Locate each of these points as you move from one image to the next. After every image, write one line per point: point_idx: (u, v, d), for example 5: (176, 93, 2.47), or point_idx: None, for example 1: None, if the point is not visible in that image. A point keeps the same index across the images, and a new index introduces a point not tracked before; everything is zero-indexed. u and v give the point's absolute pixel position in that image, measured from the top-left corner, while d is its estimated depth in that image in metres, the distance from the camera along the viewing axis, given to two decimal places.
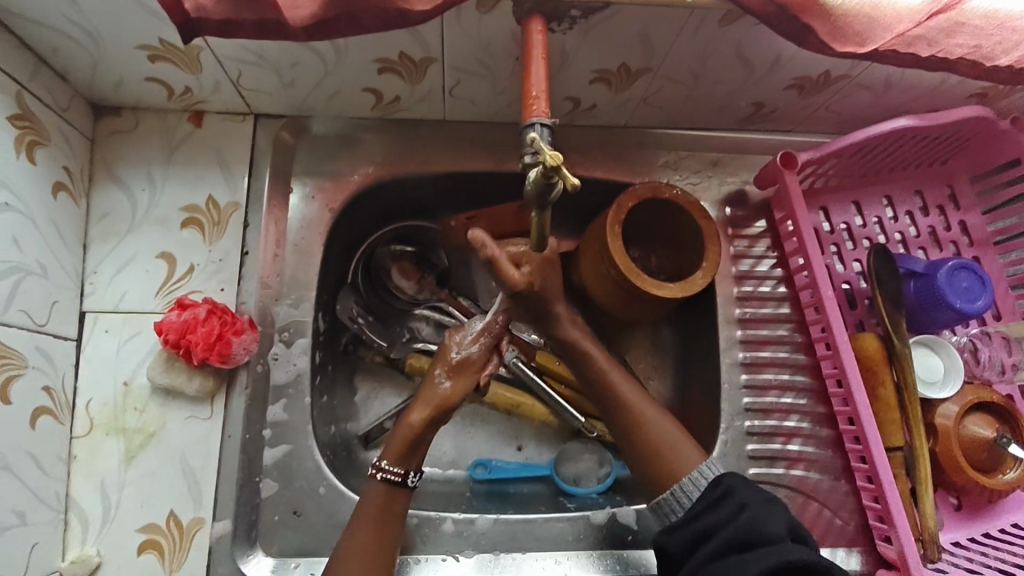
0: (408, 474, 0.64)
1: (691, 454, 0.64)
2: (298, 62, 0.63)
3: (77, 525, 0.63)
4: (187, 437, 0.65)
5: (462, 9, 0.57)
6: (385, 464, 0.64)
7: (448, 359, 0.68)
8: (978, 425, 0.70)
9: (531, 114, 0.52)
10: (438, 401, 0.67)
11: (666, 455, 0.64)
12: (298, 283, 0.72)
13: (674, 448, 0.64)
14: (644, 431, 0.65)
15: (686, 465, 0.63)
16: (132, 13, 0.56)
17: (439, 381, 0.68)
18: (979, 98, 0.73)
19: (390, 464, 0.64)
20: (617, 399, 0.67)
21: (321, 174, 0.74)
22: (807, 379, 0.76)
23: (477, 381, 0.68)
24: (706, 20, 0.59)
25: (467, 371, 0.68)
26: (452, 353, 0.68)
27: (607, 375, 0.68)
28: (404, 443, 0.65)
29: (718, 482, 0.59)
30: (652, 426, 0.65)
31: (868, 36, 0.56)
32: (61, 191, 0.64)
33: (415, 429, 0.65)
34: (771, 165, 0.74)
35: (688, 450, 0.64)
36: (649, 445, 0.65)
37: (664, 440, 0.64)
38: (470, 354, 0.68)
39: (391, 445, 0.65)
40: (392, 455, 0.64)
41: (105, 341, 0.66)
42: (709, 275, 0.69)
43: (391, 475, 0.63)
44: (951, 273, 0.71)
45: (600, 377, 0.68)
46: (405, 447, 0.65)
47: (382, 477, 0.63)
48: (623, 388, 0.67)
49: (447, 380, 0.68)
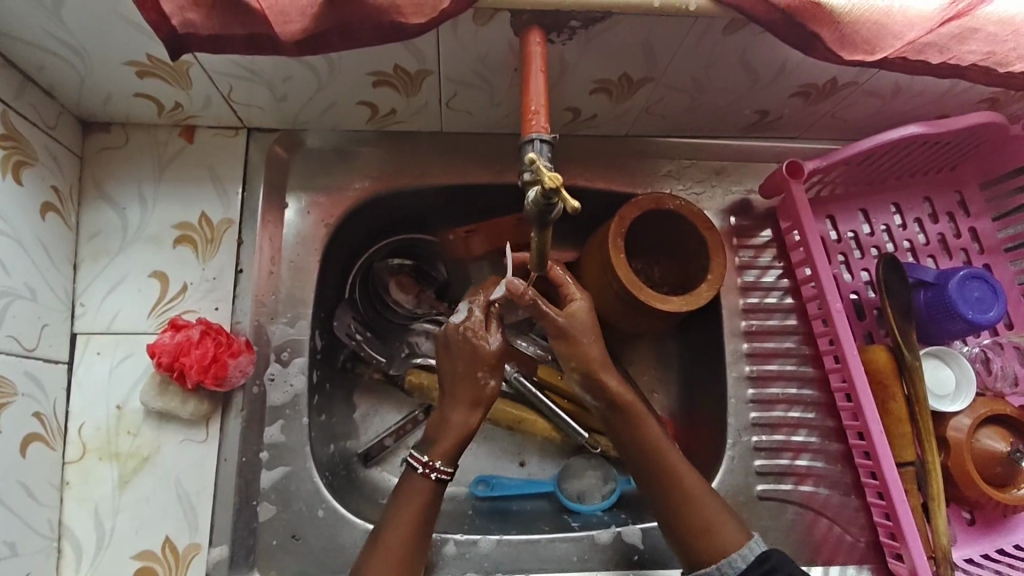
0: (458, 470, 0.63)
1: (736, 526, 0.61)
2: (290, 76, 0.61)
3: (71, 552, 0.61)
4: (182, 461, 0.64)
5: (458, 21, 0.55)
6: (438, 463, 0.62)
7: (490, 361, 0.63)
8: (993, 439, 0.68)
9: (529, 129, 0.50)
10: (486, 399, 0.64)
11: (713, 529, 0.60)
12: (294, 301, 0.71)
13: (721, 521, 0.61)
14: (695, 504, 0.61)
15: (733, 537, 0.60)
16: (119, 29, 0.54)
17: (483, 380, 0.63)
18: (990, 103, 0.71)
19: (446, 464, 0.62)
20: (667, 476, 0.63)
21: (317, 188, 0.73)
22: (815, 393, 0.74)
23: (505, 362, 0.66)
24: (710, 28, 0.57)
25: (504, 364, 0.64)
26: (493, 353, 0.63)
27: (662, 452, 0.63)
28: (457, 440, 0.62)
29: (764, 557, 0.58)
30: (698, 497, 0.61)
31: (877, 43, 0.55)
32: (50, 211, 0.63)
33: (472, 427, 0.63)
34: (777, 174, 0.72)
35: (731, 519, 0.61)
36: (692, 517, 0.61)
37: (708, 513, 0.61)
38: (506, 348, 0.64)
39: (442, 442, 0.62)
40: (444, 453, 0.62)
41: (97, 363, 0.64)
42: (715, 288, 0.68)
43: (444, 475, 0.62)
44: (963, 283, 0.70)
45: (653, 454, 0.63)
46: (458, 446, 0.62)
47: (438, 477, 0.61)
48: (672, 459, 0.63)
49: (493, 377, 0.63)
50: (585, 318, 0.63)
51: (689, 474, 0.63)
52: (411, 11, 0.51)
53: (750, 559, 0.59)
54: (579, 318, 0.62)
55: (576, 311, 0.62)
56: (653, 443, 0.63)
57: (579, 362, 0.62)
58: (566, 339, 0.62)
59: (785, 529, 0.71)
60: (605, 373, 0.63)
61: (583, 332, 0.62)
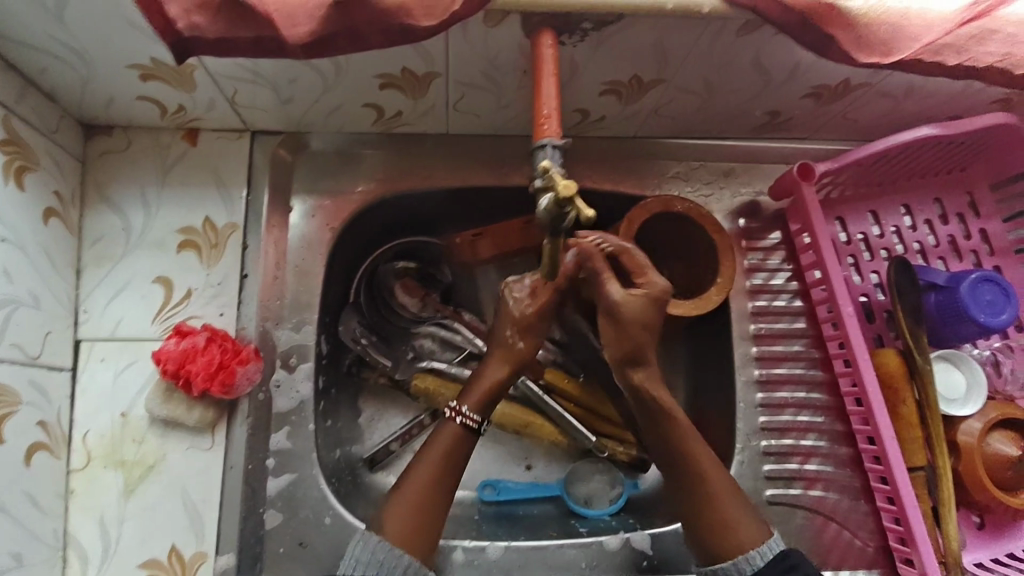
0: (483, 422, 0.63)
1: (755, 525, 0.60)
2: (296, 78, 0.61)
3: (77, 562, 0.61)
4: (187, 468, 0.63)
5: (468, 24, 0.54)
6: (465, 409, 0.63)
7: (517, 319, 0.63)
8: (1004, 443, 0.68)
9: (541, 135, 0.50)
10: (515, 359, 0.64)
11: (733, 527, 0.60)
12: (299, 306, 0.70)
13: (739, 519, 0.60)
14: (711, 496, 0.61)
15: (750, 537, 0.59)
16: (123, 32, 0.53)
17: (511, 337, 0.64)
18: (1002, 104, 0.70)
19: (471, 410, 0.62)
20: (688, 464, 0.62)
21: (322, 192, 0.72)
22: (824, 397, 0.74)
23: (547, 332, 0.65)
24: (724, 29, 0.56)
25: (538, 328, 0.64)
26: (523, 312, 0.63)
27: (684, 439, 0.62)
28: (485, 392, 0.63)
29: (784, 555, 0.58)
30: (716, 490, 0.61)
31: (894, 45, 0.54)
32: (52, 216, 0.62)
33: (498, 384, 0.64)
34: (787, 175, 0.71)
35: (751, 519, 0.61)
36: (715, 514, 0.60)
37: (726, 506, 0.60)
38: (538, 311, 0.63)
39: (472, 394, 0.63)
40: (473, 403, 0.63)
41: (101, 370, 0.64)
42: (724, 292, 0.69)
43: (469, 420, 0.62)
44: (975, 286, 0.69)
45: (672, 436, 0.62)
46: (487, 398, 0.63)
47: (460, 421, 0.62)
48: (692, 445, 0.62)
49: (520, 338, 0.64)
50: (639, 306, 0.60)
51: (710, 464, 0.62)
52: (420, 14, 0.50)
53: (768, 557, 0.59)
54: (646, 308, 0.60)
55: (636, 295, 0.60)
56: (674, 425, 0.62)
57: (617, 348, 0.61)
58: (614, 325, 0.60)
59: (794, 534, 0.71)
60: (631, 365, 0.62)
61: (632, 319, 0.60)
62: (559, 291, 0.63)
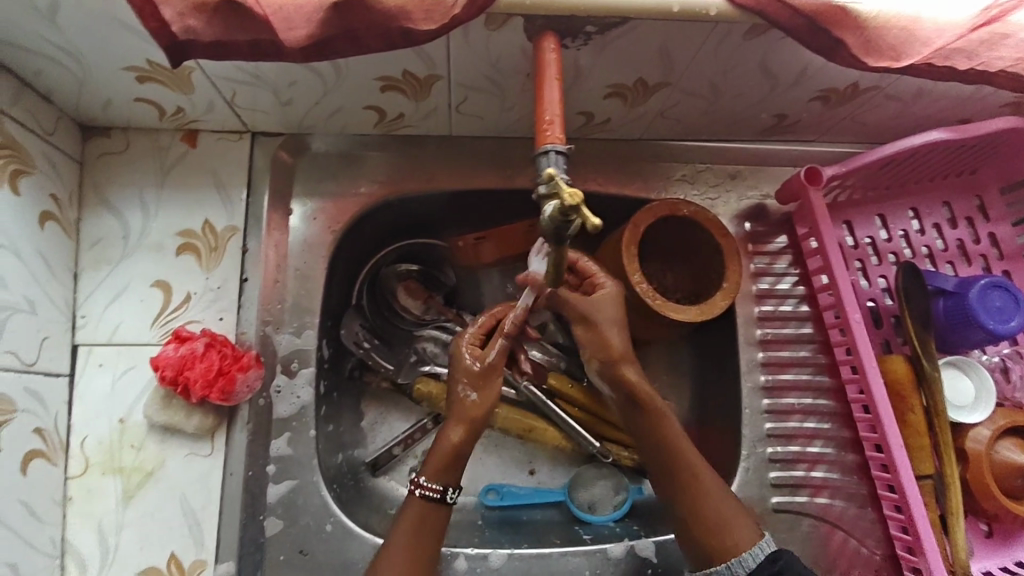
0: (446, 490, 0.61)
1: (747, 525, 0.59)
2: (295, 80, 0.59)
3: (75, 570, 0.60)
4: (186, 475, 0.62)
5: (470, 27, 0.53)
6: (423, 480, 0.61)
7: (465, 371, 0.64)
8: (1014, 451, 0.67)
9: (544, 140, 0.49)
10: (470, 417, 0.63)
11: (723, 532, 0.59)
12: (300, 310, 0.69)
13: (730, 521, 0.59)
14: (702, 504, 0.60)
15: (743, 537, 0.58)
16: (118, 33, 0.52)
17: (464, 394, 0.64)
18: (1012, 108, 0.69)
19: (428, 481, 0.61)
20: (681, 472, 0.61)
21: (323, 195, 0.71)
22: (831, 404, 0.73)
23: (501, 383, 0.65)
24: (730, 33, 0.55)
25: (490, 378, 0.64)
26: (470, 364, 0.64)
27: (676, 448, 0.61)
28: (445, 457, 0.62)
29: (775, 557, 0.57)
30: (709, 498, 0.60)
31: (903, 49, 0.53)
32: (48, 220, 0.61)
33: (456, 446, 0.62)
34: (795, 180, 0.70)
35: (745, 518, 0.60)
36: (705, 520, 0.59)
37: (718, 511, 0.59)
38: (487, 361, 0.64)
39: (430, 462, 0.62)
40: (431, 472, 0.61)
41: (99, 376, 0.63)
42: (730, 298, 0.67)
43: (428, 491, 0.61)
44: (984, 292, 0.68)
45: (664, 445, 0.61)
46: (444, 464, 0.62)
47: (421, 494, 0.61)
48: (685, 454, 0.61)
49: (472, 391, 0.64)
50: (611, 305, 0.62)
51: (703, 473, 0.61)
52: (421, 17, 0.49)
53: (760, 559, 0.57)
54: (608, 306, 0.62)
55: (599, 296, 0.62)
56: (666, 435, 0.62)
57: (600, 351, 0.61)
58: (586, 326, 0.62)
59: (800, 543, 0.70)
60: (626, 366, 0.62)
61: (605, 319, 0.61)
62: (505, 337, 0.64)
